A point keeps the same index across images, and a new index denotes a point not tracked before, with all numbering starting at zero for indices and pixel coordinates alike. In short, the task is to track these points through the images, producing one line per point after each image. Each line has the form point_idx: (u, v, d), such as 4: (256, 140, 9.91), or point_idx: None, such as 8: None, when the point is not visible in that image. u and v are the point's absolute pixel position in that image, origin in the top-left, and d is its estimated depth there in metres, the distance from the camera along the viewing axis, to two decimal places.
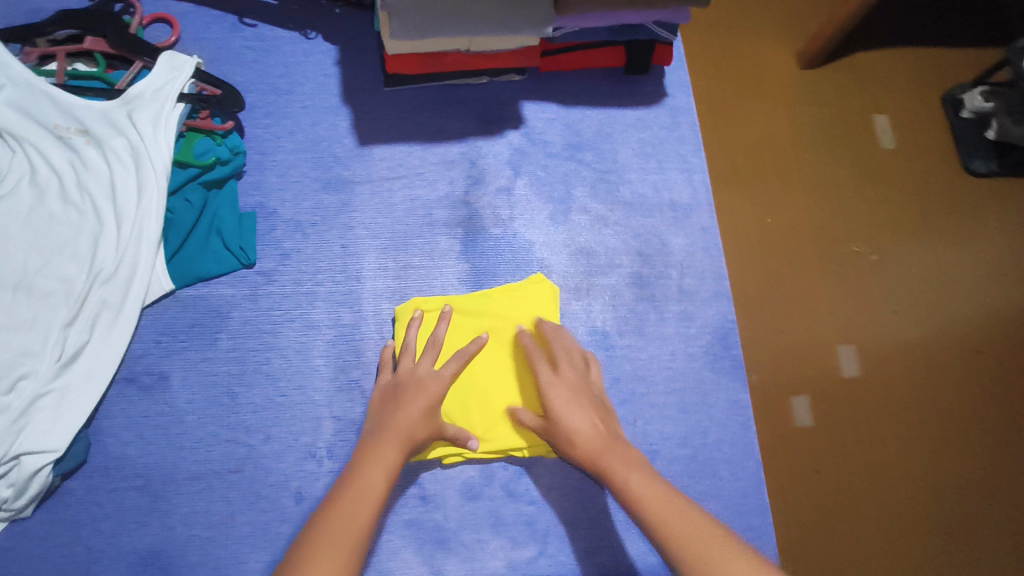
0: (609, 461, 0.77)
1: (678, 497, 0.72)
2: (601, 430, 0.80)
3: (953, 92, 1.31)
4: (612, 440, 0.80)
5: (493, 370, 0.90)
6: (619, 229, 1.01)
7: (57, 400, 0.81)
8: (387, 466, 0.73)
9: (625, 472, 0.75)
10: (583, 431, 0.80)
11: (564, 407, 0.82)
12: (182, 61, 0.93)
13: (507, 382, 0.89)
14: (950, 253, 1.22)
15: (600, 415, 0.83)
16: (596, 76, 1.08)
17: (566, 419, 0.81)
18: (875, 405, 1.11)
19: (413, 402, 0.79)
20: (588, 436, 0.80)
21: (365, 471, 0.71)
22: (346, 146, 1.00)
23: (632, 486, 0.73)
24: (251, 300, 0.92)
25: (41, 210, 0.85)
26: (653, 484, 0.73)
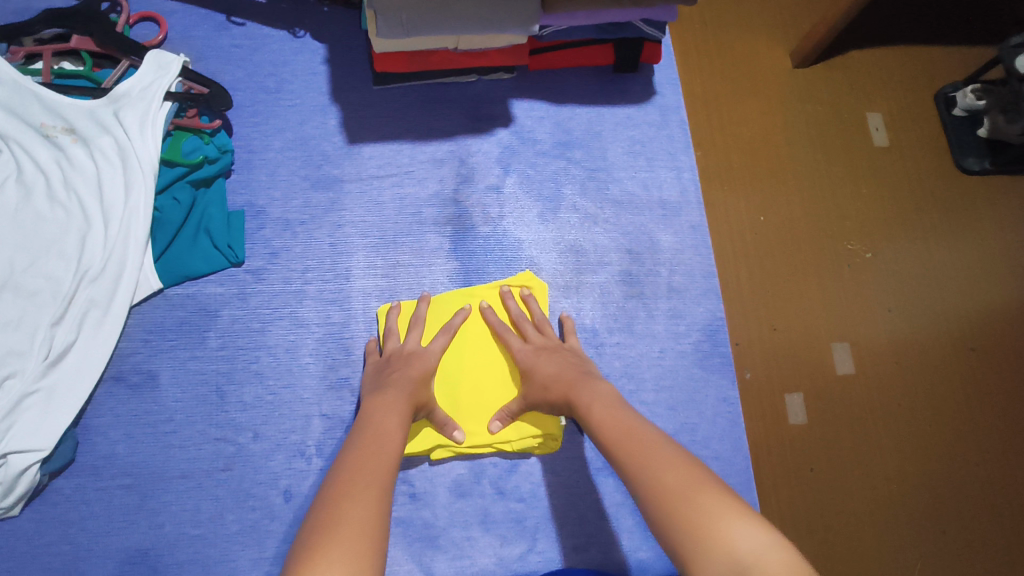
0: (576, 393, 0.80)
1: (639, 421, 0.74)
2: (568, 369, 0.84)
3: (945, 90, 1.32)
4: (580, 376, 0.83)
5: (474, 353, 0.91)
6: (608, 227, 1.01)
7: (45, 399, 0.81)
8: (399, 418, 0.75)
9: (588, 401, 0.78)
10: (550, 375, 0.83)
11: (533, 359, 0.86)
12: (168, 59, 0.93)
13: (494, 371, 0.90)
14: (943, 254, 1.23)
15: (569, 360, 0.86)
16: (586, 74, 1.08)
17: (535, 365, 0.85)
18: (871, 403, 1.11)
19: (413, 368, 0.82)
20: (554, 379, 0.83)
21: (378, 424, 0.73)
22: (336, 144, 1.00)
23: (598, 416, 0.76)
24: (239, 298, 0.92)
25: (27, 208, 0.85)
26: (616, 412, 0.76)
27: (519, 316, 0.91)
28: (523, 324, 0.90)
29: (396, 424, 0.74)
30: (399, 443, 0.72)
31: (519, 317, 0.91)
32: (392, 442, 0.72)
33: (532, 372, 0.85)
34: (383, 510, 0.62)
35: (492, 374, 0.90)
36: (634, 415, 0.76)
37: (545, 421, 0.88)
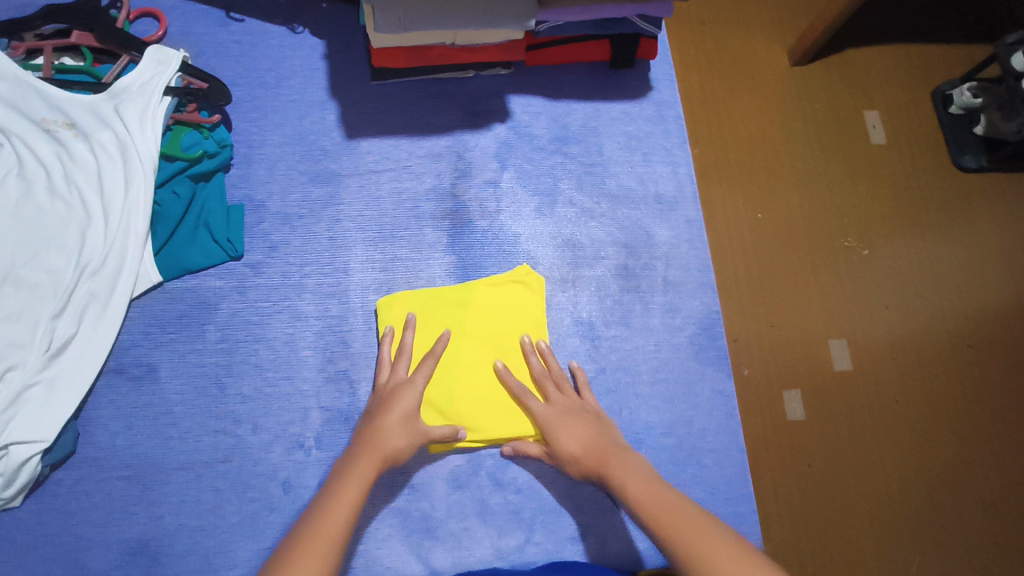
0: (609, 468, 0.79)
1: (676, 496, 0.74)
2: (596, 441, 0.83)
3: (942, 88, 1.32)
4: (609, 448, 0.82)
5: (470, 360, 0.90)
6: (605, 222, 1.02)
7: (46, 391, 0.81)
8: (358, 489, 0.73)
9: (623, 478, 0.77)
10: (578, 447, 0.83)
11: (558, 423, 0.85)
12: (168, 55, 0.94)
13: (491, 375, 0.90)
14: (942, 252, 1.23)
15: (596, 428, 0.85)
16: (583, 70, 1.09)
17: (562, 437, 0.84)
18: (868, 400, 1.12)
19: (392, 418, 0.80)
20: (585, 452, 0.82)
21: (337, 497, 0.72)
22: (334, 139, 1.01)
23: (635, 495, 0.75)
24: (238, 292, 0.92)
25: (28, 202, 0.86)
26: (652, 487, 0.75)
27: (540, 370, 0.90)
28: (546, 381, 0.89)
29: (354, 496, 0.72)
30: (351, 518, 0.70)
31: (541, 373, 0.90)
32: (344, 518, 0.70)
33: (559, 440, 0.84)
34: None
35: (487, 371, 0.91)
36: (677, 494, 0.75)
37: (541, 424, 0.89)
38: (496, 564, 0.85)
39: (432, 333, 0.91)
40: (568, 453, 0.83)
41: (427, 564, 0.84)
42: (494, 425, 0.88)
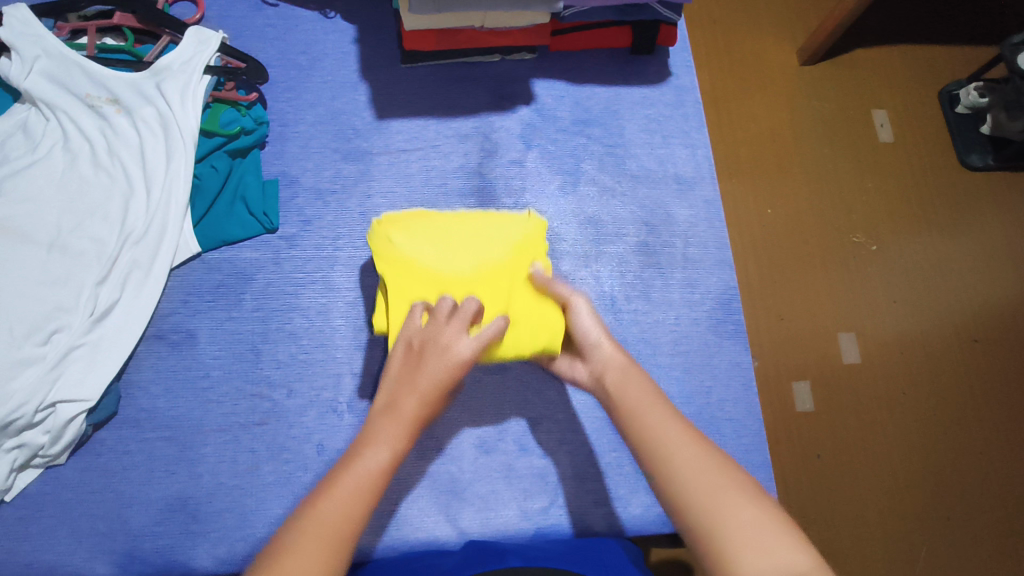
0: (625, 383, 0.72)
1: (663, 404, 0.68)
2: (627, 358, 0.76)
3: (948, 88, 1.35)
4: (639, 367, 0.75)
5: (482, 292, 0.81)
6: (625, 200, 1.05)
7: (90, 352, 0.85)
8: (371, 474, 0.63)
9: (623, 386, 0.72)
10: (605, 342, 0.78)
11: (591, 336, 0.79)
12: (208, 36, 0.97)
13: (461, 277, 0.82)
14: (947, 245, 1.27)
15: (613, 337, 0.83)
16: (605, 55, 1.12)
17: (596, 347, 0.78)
18: (875, 392, 1.15)
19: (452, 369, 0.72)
20: (608, 348, 0.78)
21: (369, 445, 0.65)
22: (365, 118, 1.04)
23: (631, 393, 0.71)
24: (274, 263, 0.96)
25: (73, 173, 0.89)
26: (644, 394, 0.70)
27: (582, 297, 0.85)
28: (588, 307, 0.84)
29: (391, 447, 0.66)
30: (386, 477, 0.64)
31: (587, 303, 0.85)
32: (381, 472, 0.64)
33: (586, 337, 0.80)
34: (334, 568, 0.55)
35: (475, 249, 0.84)
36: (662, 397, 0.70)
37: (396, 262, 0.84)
38: (521, 526, 0.88)
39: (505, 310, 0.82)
40: (592, 348, 0.79)
41: (455, 525, 0.87)
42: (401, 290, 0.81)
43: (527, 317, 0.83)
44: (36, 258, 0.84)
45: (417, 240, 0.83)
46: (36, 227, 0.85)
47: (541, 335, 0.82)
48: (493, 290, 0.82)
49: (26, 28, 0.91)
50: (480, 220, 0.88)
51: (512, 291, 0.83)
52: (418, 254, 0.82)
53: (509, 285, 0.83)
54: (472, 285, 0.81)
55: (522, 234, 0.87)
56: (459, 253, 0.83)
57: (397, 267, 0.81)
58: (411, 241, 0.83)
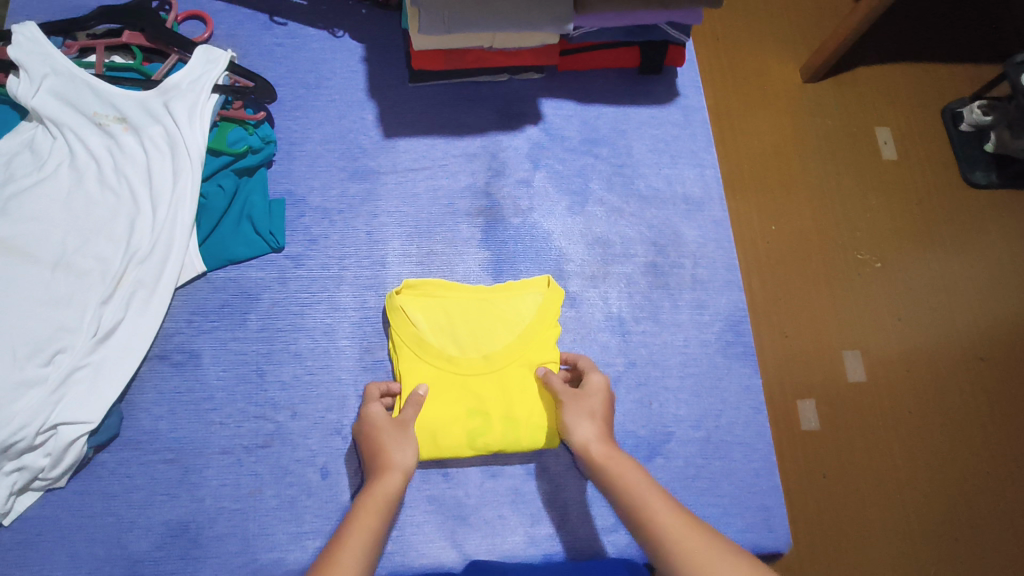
0: (606, 456, 0.77)
1: (643, 475, 0.74)
2: (610, 439, 0.80)
3: (952, 106, 1.35)
4: (620, 449, 0.79)
5: (490, 388, 0.87)
6: (633, 221, 1.05)
7: (93, 374, 0.84)
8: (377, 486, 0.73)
9: (604, 457, 0.77)
10: (586, 426, 0.81)
11: (575, 413, 0.82)
12: (216, 54, 0.96)
13: (471, 369, 0.87)
14: (954, 264, 1.25)
15: (608, 417, 0.83)
16: (612, 75, 1.12)
17: (579, 425, 0.81)
18: (883, 413, 1.14)
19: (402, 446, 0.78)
20: (588, 431, 0.80)
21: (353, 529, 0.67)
22: (373, 137, 1.04)
23: (622, 481, 0.73)
24: (279, 282, 0.95)
25: (79, 191, 0.88)
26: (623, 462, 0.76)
27: (590, 390, 0.84)
28: (588, 395, 0.84)
29: (377, 521, 0.68)
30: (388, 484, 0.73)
31: (591, 395, 0.84)
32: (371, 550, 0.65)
33: (569, 423, 0.82)
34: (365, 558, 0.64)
35: (488, 335, 0.89)
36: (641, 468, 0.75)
37: (406, 330, 0.88)
38: (527, 551, 0.87)
39: (508, 405, 0.87)
40: (574, 430, 0.81)
41: (459, 550, 0.86)
42: (412, 378, 0.86)
43: (528, 416, 0.87)
44: (39, 277, 0.83)
45: (435, 322, 0.89)
46: (40, 246, 0.84)
47: (540, 433, 0.87)
48: (500, 383, 0.87)
49: (34, 46, 0.91)
50: (500, 297, 0.91)
51: (518, 387, 0.87)
52: (432, 340, 0.88)
53: (517, 380, 0.88)
54: (481, 374, 0.87)
55: (535, 314, 0.90)
56: (474, 340, 0.88)
57: (412, 352, 0.87)
58: (430, 321, 0.89)
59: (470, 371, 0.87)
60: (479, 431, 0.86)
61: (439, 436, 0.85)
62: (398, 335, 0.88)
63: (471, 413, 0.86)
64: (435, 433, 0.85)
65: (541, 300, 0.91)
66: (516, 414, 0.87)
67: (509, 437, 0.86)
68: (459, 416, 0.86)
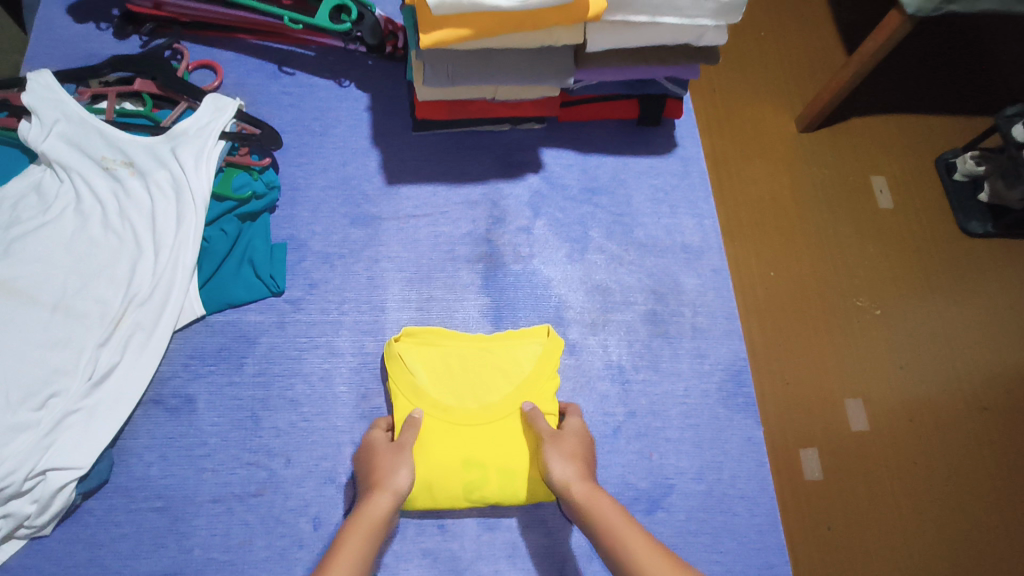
0: (587, 497, 0.77)
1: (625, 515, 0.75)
2: (588, 477, 0.80)
3: (945, 156, 1.37)
4: (599, 487, 0.79)
5: (488, 439, 0.85)
6: (633, 269, 1.05)
7: (86, 418, 0.82)
8: (375, 507, 0.75)
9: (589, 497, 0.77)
10: (562, 466, 0.80)
11: (555, 451, 0.81)
12: (225, 102, 0.98)
13: (468, 419, 0.85)
14: (953, 313, 1.25)
15: (587, 457, 0.83)
16: (612, 126, 1.14)
17: (555, 465, 0.80)
18: (887, 463, 1.12)
19: (396, 467, 0.79)
20: (567, 470, 0.80)
21: (336, 560, 0.70)
22: (375, 184, 1.05)
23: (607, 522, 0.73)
24: (278, 327, 0.95)
25: (83, 234, 0.89)
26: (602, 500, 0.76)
27: (569, 433, 0.85)
28: (566, 436, 0.84)
29: (364, 547, 0.71)
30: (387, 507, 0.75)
31: (568, 436, 0.84)
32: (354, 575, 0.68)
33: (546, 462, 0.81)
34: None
35: (486, 385, 0.88)
36: (622, 507, 0.76)
37: (404, 374, 0.87)
38: None
39: (504, 457, 0.85)
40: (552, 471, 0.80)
41: None
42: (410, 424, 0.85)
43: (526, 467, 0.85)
44: (38, 320, 0.83)
45: (434, 369, 0.88)
46: (42, 289, 0.85)
47: (538, 486, 0.85)
48: (499, 433, 0.85)
49: (47, 92, 0.93)
50: (500, 346, 0.91)
51: (517, 438, 0.85)
52: (430, 387, 0.87)
53: (516, 432, 0.86)
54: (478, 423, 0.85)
55: (535, 364, 0.89)
56: (472, 390, 0.87)
57: (410, 398, 0.86)
58: (427, 370, 0.88)
59: (468, 421, 0.85)
60: (476, 483, 0.84)
61: (436, 486, 0.83)
62: (395, 383, 0.87)
63: (468, 464, 0.84)
64: (432, 483, 0.83)
65: (541, 351, 0.90)
66: (514, 466, 0.84)
67: (507, 488, 0.84)
68: (456, 466, 0.84)
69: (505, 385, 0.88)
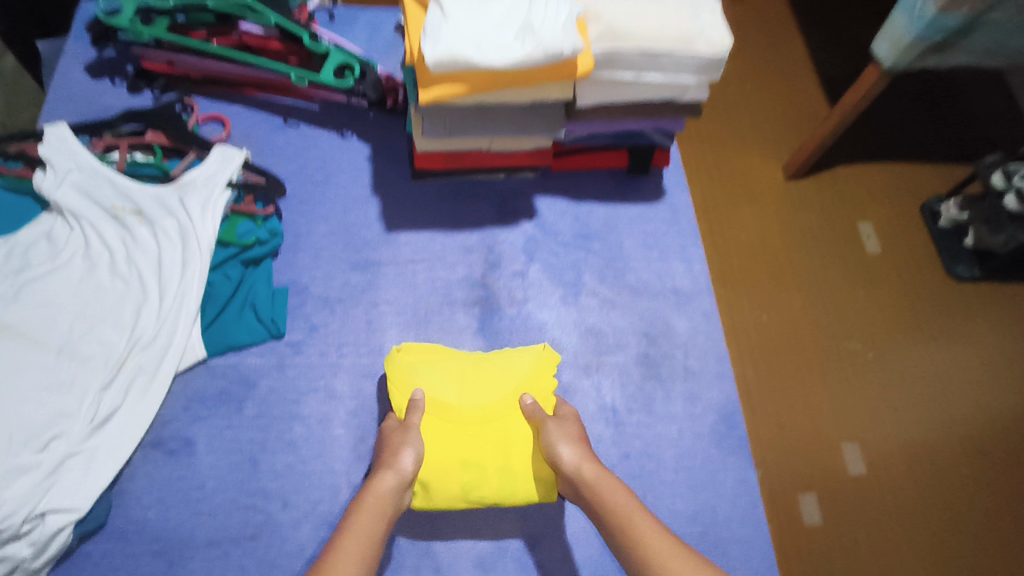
0: (593, 480, 0.80)
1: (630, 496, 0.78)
2: (593, 459, 0.83)
3: (930, 203, 1.41)
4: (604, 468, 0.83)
5: (486, 439, 0.87)
6: (625, 312, 1.08)
7: (86, 460, 0.83)
8: (381, 486, 0.78)
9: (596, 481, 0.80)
10: (568, 450, 0.83)
11: (558, 437, 0.85)
12: (232, 153, 1.03)
13: (467, 419, 0.88)
14: (945, 355, 1.27)
15: (586, 440, 0.87)
16: (602, 175, 1.19)
17: (560, 449, 0.83)
18: (886, 507, 1.13)
19: (402, 449, 0.82)
20: (573, 453, 0.83)
21: (347, 534, 0.73)
22: (375, 231, 1.09)
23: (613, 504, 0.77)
24: (277, 369, 0.97)
25: (90, 279, 0.92)
26: (607, 480, 0.80)
27: (567, 420, 0.89)
28: (566, 422, 0.88)
29: (372, 522, 0.75)
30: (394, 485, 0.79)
31: (567, 422, 0.88)
32: (365, 547, 0.72)
33: (550, 447, 0.84)
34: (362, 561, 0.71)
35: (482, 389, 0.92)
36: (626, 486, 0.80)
37: (406, 373, 0.91)
38: None
39: (503, 457, 0.87)
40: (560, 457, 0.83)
41: None
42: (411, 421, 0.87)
43: (524, 469, 0.87)
44: (43, 363, 0.85)
45: (433, 370, 0.92)
46: (47, 332, 0.87)
47: (539, 484, 0.87)
48: (497, 433, 0.88)
49: (63, 144, 0.98)
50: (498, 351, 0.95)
51: (515, 437, 0.88)
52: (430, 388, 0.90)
53: (513, 431, 0.88)
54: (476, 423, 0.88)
55: (532, 368, 0.93)
56: (467, 393, 0.90)
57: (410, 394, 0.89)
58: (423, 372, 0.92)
59: (464, 421, 0.88)
60: (474, 484, 0.86)
61: (435, 487, 0.85)
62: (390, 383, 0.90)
63: (466, 464, 0.86)
64: (432, 483, 0.85)
65: (539, 355, 0.94)
66: (513, 466, 0.87)
67: (505, 488, 0.86)
68: (454, 468, 0.85)
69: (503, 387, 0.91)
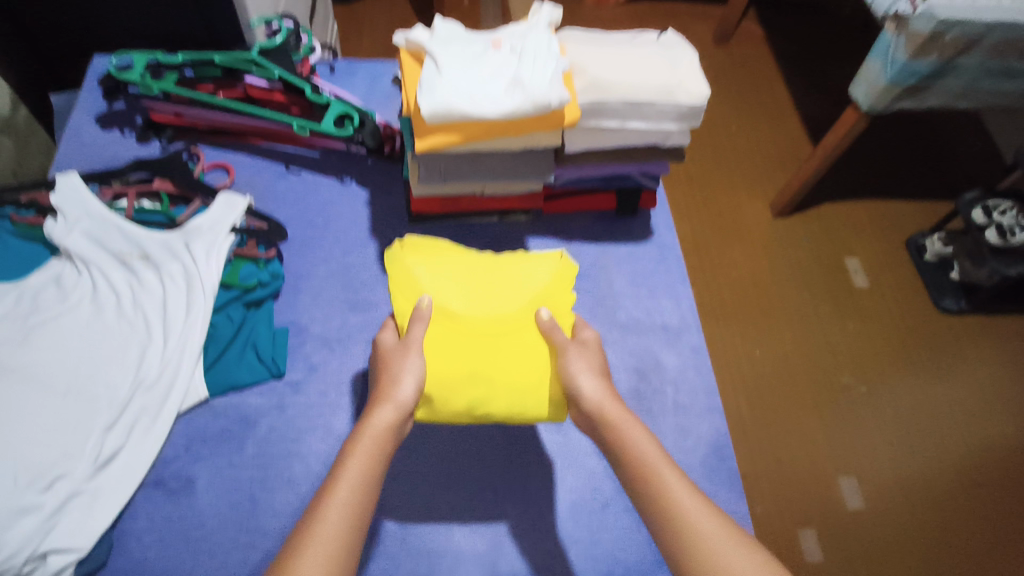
0: (613, 419, 0.77)
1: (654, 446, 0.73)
2: (616, 398, 0.80)
3: (915, 238, 1.46)
4: (626, 407, 0.79)
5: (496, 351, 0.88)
6: (615, 348, 1.11)
7: (90, 499, 0.85)
8: (380, 422, 0.74)
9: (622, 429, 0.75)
10: (591, 382, 0.81)
11: (578, 366, 0.83)
12: (237, 200, 1.08)
13: (477, 331, 0.90)
14: (937, 389, 1.30)
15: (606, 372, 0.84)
16: (592, 217, 1.24)
17: (581, 380, 0.81)
18: (886, 544, 1.14)
19: (402, 377, 0.79)
20: (595, 387, 0.80)
21: (346, 473, 0.69)
22: (373, 272, 1.13)
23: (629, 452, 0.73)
24: (278, 409, 0.99)
25: (97, 323, 0.95)
26: (629, 423, 0.76)
27: (588, 345, 0.87)
28: (587, 348, 0.86)
29: (372, 460, 0.71)
30: (392, 422, 0.75)
31: (590, 348, 0.86)
32: (364, 489, 0.69)
33: (570, 373, 0.82)
34: (361, 504, 0.67)
35: (494, 301, 0.94)
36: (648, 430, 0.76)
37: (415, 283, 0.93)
38: None
39: (511, 371, 0.87)
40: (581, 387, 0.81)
41: None
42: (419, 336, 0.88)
43: (537, 384, 0.86)
44: (50, 404, 0.88)
45: (442, 284, 0.95)
46: (54, 374, 0.90)
47: (550, 403, 0.86)
48: (507, 344, 0.89)
49: (74, 193, 1.03)
50: (511, 266, 0.98)
51: (525, 349, 0.88)
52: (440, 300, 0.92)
53: (523, 344, 0.89)
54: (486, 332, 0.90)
55: (548, 282, 0.95)
56: (481, 303, 0.93)
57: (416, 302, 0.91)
58: (433, 281, 0.94)
59: (476, 330, 0.90)
60: (483, 398, 0.85)
61: (440, 401, 0.84)
62: (399, 286, 0.93)
63: (474, 377, 0.85)
64: (437, 398, 0.84)
65: (553, 271, 0.97)
66: (523, 383, 0.86)
67: (515, 404, 0.86)
68: (461, 378, 0.85)
69: (514, 302, 0.93)
